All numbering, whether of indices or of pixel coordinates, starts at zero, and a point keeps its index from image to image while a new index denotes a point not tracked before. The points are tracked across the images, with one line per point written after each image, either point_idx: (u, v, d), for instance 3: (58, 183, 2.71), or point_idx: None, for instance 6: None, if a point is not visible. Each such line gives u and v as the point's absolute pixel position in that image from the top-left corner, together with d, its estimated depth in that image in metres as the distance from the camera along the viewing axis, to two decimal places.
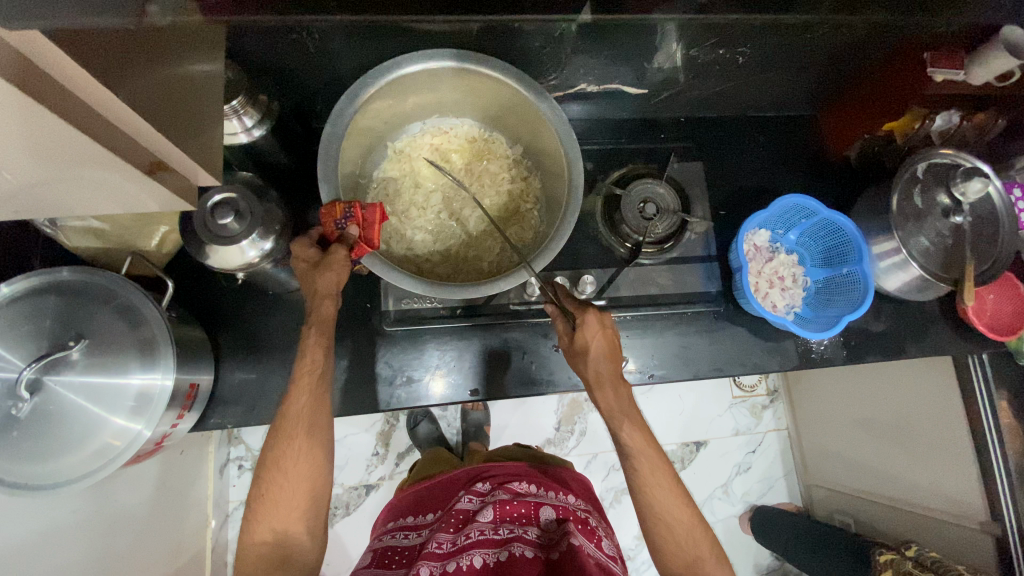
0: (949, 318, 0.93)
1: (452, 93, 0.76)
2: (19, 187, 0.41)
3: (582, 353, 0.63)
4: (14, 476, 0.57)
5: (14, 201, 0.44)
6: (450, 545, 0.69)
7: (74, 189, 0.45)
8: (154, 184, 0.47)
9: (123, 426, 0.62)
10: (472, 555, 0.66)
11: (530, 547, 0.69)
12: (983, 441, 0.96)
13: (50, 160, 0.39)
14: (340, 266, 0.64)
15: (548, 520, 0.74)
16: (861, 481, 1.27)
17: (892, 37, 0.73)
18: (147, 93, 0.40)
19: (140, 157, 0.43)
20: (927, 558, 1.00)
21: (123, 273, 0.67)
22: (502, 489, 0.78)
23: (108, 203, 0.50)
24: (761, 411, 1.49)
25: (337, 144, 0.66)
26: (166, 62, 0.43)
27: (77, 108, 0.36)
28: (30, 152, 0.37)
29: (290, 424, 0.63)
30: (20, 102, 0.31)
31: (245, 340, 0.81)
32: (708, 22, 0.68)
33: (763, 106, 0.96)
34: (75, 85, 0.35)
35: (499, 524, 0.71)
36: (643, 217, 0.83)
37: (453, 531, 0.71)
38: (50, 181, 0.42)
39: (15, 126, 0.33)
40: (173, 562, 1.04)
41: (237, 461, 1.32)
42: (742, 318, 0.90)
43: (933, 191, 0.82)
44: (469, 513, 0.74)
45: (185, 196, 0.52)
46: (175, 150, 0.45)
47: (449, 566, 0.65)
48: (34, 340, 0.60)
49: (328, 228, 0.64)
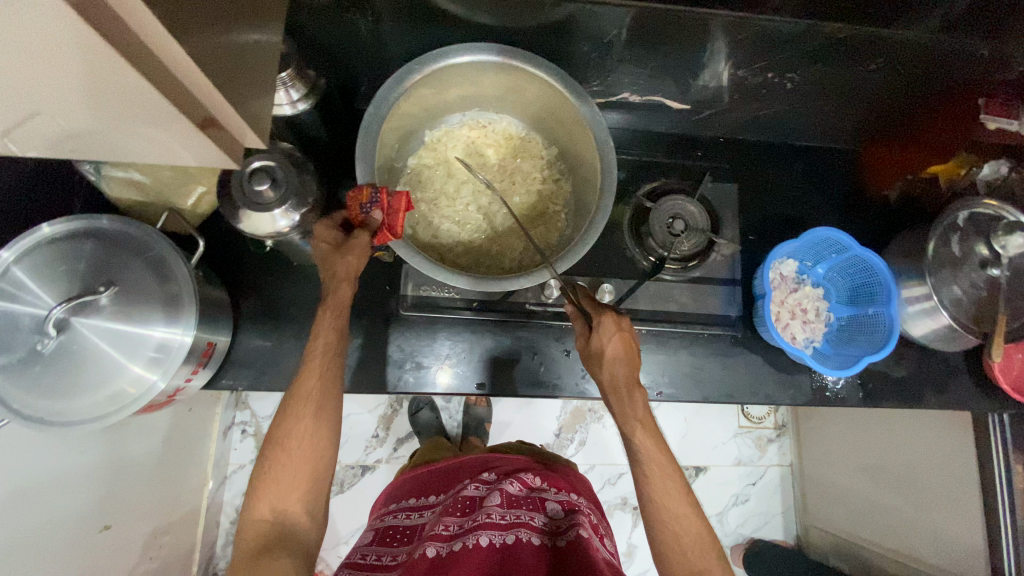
0: (973, 373, 0.90)
1: (495, 88, 0.76)
2: (77, 123, 0.43)
3: (599, 356, 0.63)
4: (30, 409, 0.59)
5: (69, 135, 0.45)
6: (456, 527, 0.69)
7: (130, 135, 0.47)
8: (202, 140, 0.48)
9: (139, 375, 0.63)
10: (479, 535, 0.66)
11: (535, 534, 0.69)
12: (993, 502, 0.93)
13: (110, 102, 0.40)
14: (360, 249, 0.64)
15: (552, 513, 0.74)
16: (863, 528, 1.24)
17: (948, 64, 0.72)
18: (206, 49, 0.41)
19: (192, 111, 0.44)
20: None
21: (157, 229, 0.69)
22: (508, 479, 0.78)
23: (157, 152, 0.51)
24: (767, 444, 1.46)
25: (378, 125, 0.67)
26: (227, 27, 0.44)
27: (144, 54, 0.37)
28: (94, 91, 0.38)
29: (298, 405, 0.64)
30: (91, 41, 0.32)
31: (264, 307, 0.82)
32: (763, 34, 0.69)
33: (805, 135, 0.94)
34: (145, 33, 0.36)
35: (507, 509, 0.71)
36: (670, 232, 0.83)
37: (459, 515, 0.72)
38: (105, 122, 0.43)
39: (85, 63, 0.34)
40: (167, 515, 1.06)
41: (241, 426, 1.34)
42: (760, 346, 0.88)
43: (971, 241, 0.80)
44: (476, 499, 0.74)
45: (232, 158, 0.53)
46: (228, 109, 0.46)
47: (455, 547, 0.65)
48: (67, 281, 0.62)
49: (353, 211, 0.65)
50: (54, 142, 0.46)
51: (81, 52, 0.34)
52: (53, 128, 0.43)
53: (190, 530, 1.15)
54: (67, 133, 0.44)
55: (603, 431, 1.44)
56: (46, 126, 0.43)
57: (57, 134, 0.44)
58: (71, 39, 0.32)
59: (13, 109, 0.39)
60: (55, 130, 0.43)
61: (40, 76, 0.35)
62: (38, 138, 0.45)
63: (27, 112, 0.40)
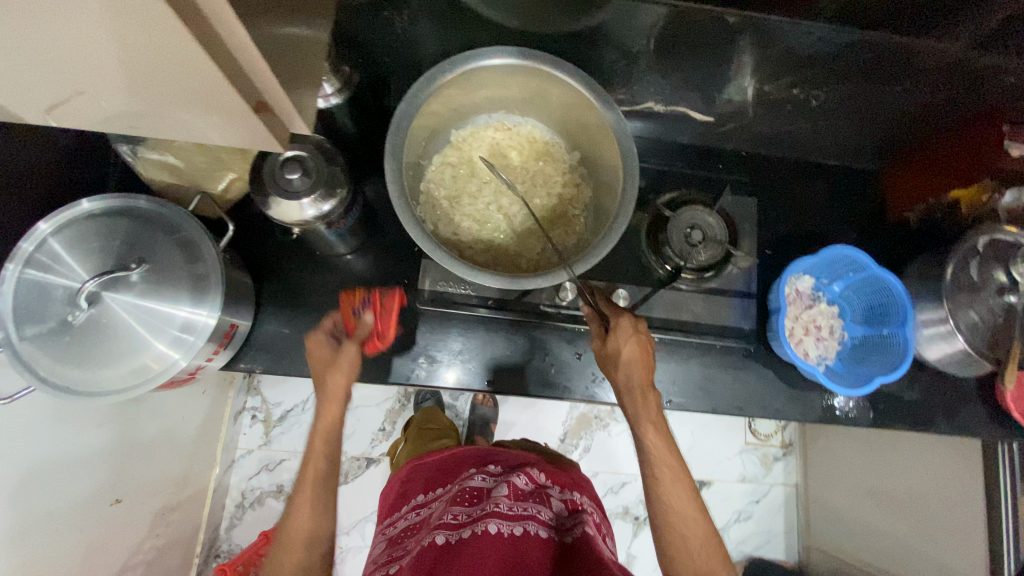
0: (986, 400, 0.89)
1: (523, 91, 0.77)
2: (135, 98, 0.45)
3: (615, 357, 0.64)
4: (57, 378, 0.61)
5: (120, 111, 0.47)
6: (466, 516, 0.71)
7: (181, 114, 0.49)
8: (242, 122, 0.50)
9: (163, 352, 0.65)
10: (488, 522, 0.67)
11: (541, 528, 0.70)
12: (998, 533, 0.92)
13: (171, 79, 0.42)
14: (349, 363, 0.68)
15: (558, 509, 0.75)
16: (865, 552, 1.22)
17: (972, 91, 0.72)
18: (261, 32, 0.43)
19: (244, 93, 0.46)
20: None
21: (188, 211, 0.71)
22: (515, 473, 0.79)
23: (201, 132, 0.53)
24: (772, 462, 1.45)
25: (408, 121, 0.69)
26: (276, 18, 0.46)
27: (210, 34, 0.39)
28: (158, 67, 0.40)
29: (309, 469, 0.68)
30: (165, 18, 0.34)
31: (285, 293, 0.84)
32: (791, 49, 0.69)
33: (827, 152, 0.94)
34: (214, 15, 0.38)
35: (516, 501, 0.72)
36: (687, 242, 0.82)
37: (467, 504, 0.73)
38: (160, 99, 0.45)
39: (155, 40, 0.37)
40: (175, 494, 1.08)
41: (251, 412, 1.35)
42: (772, 360, 0.88)
43: (990, 267, 0.79)
44: (483, 490, 0.76)
45: (269, 143, 0.55)
46: (277, 92, 0.48)
47: (464, 535, 0.67)
48: (101, 256, 0.64)
49: (347, 316, 0.72)
50: (104, 117, 0.48)
51: (143, 29, 0.35)
52: (110, 101, 0.45)
53: (195, 511, 1.17)
54: (115, 107, 0.46)
55: (608, 439, 1.44)
56: (98, 99, 0.45)
57: (113, 108, 0.46)
58: (148, 16, 0.34)
59: (80, 79, 0.41)
60: (106, 103, 0.45)
61: (100, 50, 0.37)
62: (89, 112, 0.47)
63: (83, 84, 0.42)
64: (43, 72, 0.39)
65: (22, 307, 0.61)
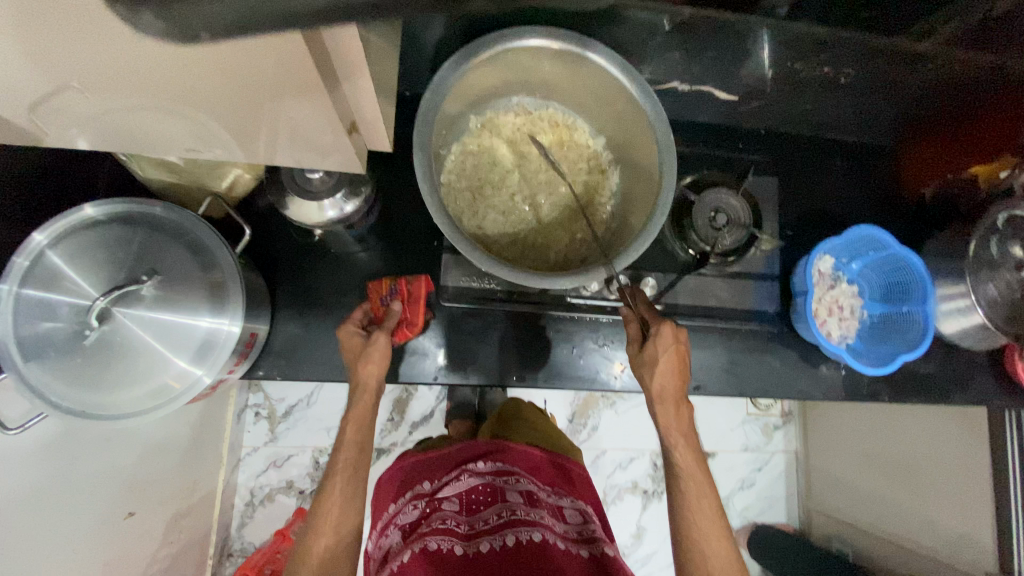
0: (997, 370, 0.92)
1: (549, 75, 0.73)
2: (148, 95, 0.39)
3: (651, 364, 0.63)
4: (70, 402, 0.57)
5: (125, 116, 0.42)
6: (480, 524, 0.71)
7: (196, 113, 0.42)
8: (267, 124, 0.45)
9: (184, 369, 0.61)
10: (505, 535, 0.68)
11: (562, 539, 0.69)
12: (1004, 494, 0.96)
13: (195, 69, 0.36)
14: (379, 354, 0.67)
15: (573, 518, 0.75)
16: (866, 513, 1.28)
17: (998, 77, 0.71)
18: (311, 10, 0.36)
19: (274, 82, 0.39)
20: None
21: (198, 213, 0.66)
22: (528, 478, 0.79)
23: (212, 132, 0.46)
24: (773, 431, 1.49)
25: (434, 112, 0.64)
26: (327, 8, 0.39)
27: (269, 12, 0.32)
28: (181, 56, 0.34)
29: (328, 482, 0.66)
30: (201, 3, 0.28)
31: (300, 294, 0.80)
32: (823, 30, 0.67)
33: (847, 130, 0.93)
34: None
35: (531, 509, 0.72)
36: (712, 226, 0.81)
37: (482, 510, 0.73)
38: (174, 95, 0.39)
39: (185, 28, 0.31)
40: (185, 500, 1.04)
41: (254, 409, 1.32)
42: (795, 342, 0.89)
43: (1008, 244, 0.79)
44: (495, 490, 0.75)
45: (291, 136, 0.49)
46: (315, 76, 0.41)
47: (480, 547, 0.68)
48: (107, 268, 0.59)
49: (374, 304, 0.73)
50: (122, 128, 0.43)
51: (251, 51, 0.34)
52: (116, 95, 0.38)
53: (206, 514, 1.14)
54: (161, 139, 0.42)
55: (616, 417, 1.45)
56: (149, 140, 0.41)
57: (118, 102, 0.39)
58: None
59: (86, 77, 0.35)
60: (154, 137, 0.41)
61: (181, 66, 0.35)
62: (87, 113, 0.41)
63: (118, 92, 0.37)
64: (59, 80, 0.34)
65: (25, 329, 0.56)
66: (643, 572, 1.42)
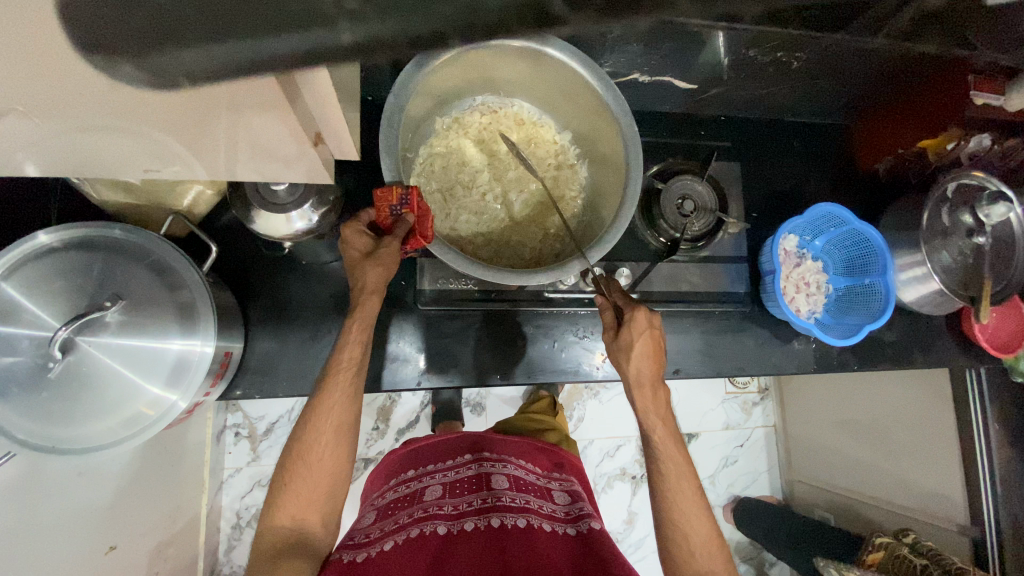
0: (956, 332, 0.96)
1: (508, 72, 0.73)
2: (48, 134, 0.34)
3: (627, 350, 0.64)
4: (40, 438, 0.54)
5: (69, 161, 0.40)
6: (463, 507, 0.70)
7: (121, 147, 0.38)
8: (213, 157, 0.42)
9: (157, 396, 0.60)
10: (490, 517, 0.66)
11: (548, 520, 0.69)
12: (970, 448, 1.01)
13: (104, 109, 0.33)
14: (389, 260, 0.63)
15: (561, 500, 0.75)
16: (843, 479, 1.34)
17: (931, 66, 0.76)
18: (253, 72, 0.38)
19: (212, 122, 0.37)
20: (922, 547, 1.03)
21: (161, 234, 0.64)
22: (515, 465, 0.78)
23: (152, 167, 0.43)
24: (752, 407, 1.53)
25: (399, 115, 0.64)
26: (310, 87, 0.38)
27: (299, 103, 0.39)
28: (114, 102, 0.32)
29: (314, 451, 0.63)
30: None
31: (274, 309, 0.78)
32: (755, 37, 0.72)
33: (803, 110, 0.96)
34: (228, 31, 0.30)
35: (518, 493, 0.71)
36: (681, 213, 0.83)
37: (465, 495, 0.72)
38: (94, 130, 0.35)
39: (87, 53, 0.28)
40: (168, 530, 1.01)
41: (233, 429, 1.28)
42: (766, 320, 0.92)
43: (958, 211, 0.83)
44: (481, 477, 0.75)
45: (242, 172, 0.46)
46: (329, 124, 0.43)
47: (464, 526, 0.66)
48: (69, 296, 0.57)
49: (381, 213, 0.62)
50: (79, 165, 0.41)
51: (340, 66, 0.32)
52: (33, 139, 0.35)
53: (191, 540, 1.10)
54: (286, 42, 0.31)
55: (600, 406, 1.47)
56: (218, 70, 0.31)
57: (29, 146, 0.36)
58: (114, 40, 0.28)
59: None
60: (269, 64, 0.32)
61: (143, 96, 0.32)
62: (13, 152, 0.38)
63: (54, 137, 0.35)
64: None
65: None
66: (637, 555, 1.45)
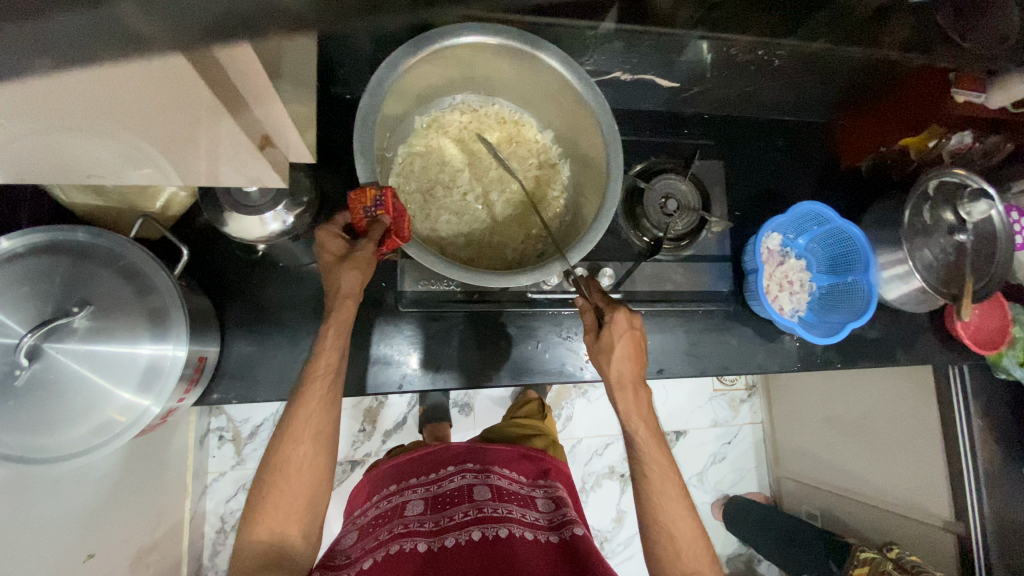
0: (939, 328, 0.97)
1: (486, 70, 0.72)
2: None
3: (607, 351, 0.63)
4: (10, 448, 0.53)
5: (22, 167, 0.39)
6: (444, 522, 0.69)
7: (72, 152, 0.37)
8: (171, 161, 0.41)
9: (128, 402, 0.59)
10: (470, 530, 0.66)
11: (530, 529, 0.68)
12: (954, 445, 1.01)
13: (46, 114, 0.31)
14: (365, 263, 0.61)
15: (544, 508, 0.74)
16: (831, 476, 1.35)
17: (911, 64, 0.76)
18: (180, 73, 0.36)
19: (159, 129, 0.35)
20: (907, 563, 1.03)
21: (130, 237, 0.63)
22: (498, 474, 0.77)
23: (110, 173, 0.42)
24: (739, 404, 1.53)
25: (373, 114, 0.62)
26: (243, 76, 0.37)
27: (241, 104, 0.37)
28: (57, 107, 0.31)
29: (289, 462, 0.62)
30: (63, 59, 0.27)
31: (251, 312, 0.77)
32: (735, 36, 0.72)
33: (786, 108, 0.96)
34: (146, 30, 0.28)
35: (499, 503, 0.70)
36: (664, 212, 0.82)
37: (447, 508, 0.71)
38: (41, 135, 0.34)
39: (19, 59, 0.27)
40: (148, 537, 0.99)
41: (217, 432, 1.27)
42: (749, 318, 0.91)
43: (940, 208, 0.83)
44: (463, 489, 0.74)
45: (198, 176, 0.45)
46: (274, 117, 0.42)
47: (446, 543, 0.66)
48: (34, 302, 0.55)
49: (356, 215, 0.61)
50: (32, 171, 0.40)
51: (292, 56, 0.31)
52: None
53: (174, 546, 1.09)
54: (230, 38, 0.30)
55: (588, 406, 1.47)
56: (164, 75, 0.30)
57: None
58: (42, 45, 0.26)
59: None
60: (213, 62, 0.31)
61: (90, 98, 0.31)
62: None
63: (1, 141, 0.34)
64: None
65: None
66: (626, 554, 1.45)
